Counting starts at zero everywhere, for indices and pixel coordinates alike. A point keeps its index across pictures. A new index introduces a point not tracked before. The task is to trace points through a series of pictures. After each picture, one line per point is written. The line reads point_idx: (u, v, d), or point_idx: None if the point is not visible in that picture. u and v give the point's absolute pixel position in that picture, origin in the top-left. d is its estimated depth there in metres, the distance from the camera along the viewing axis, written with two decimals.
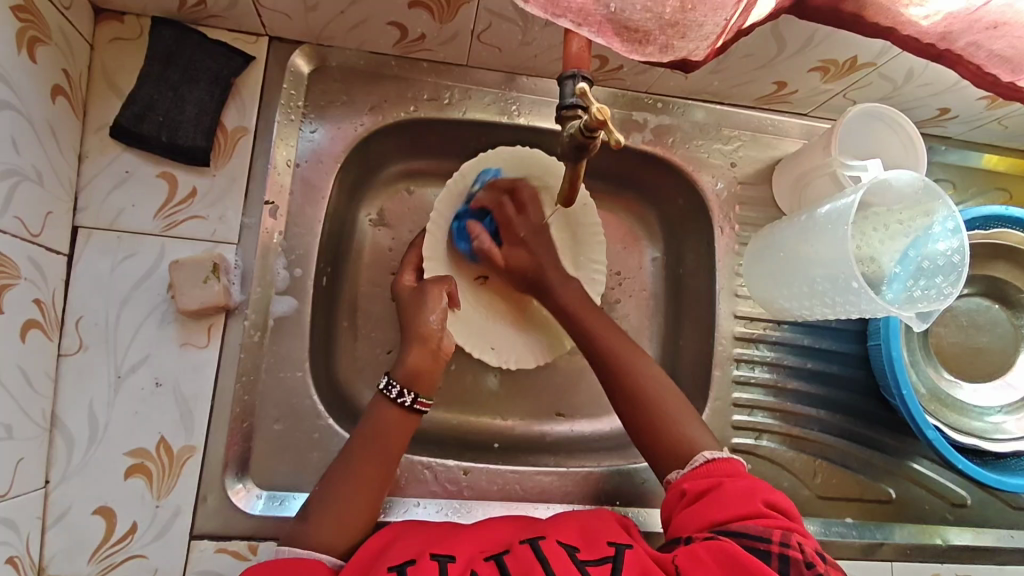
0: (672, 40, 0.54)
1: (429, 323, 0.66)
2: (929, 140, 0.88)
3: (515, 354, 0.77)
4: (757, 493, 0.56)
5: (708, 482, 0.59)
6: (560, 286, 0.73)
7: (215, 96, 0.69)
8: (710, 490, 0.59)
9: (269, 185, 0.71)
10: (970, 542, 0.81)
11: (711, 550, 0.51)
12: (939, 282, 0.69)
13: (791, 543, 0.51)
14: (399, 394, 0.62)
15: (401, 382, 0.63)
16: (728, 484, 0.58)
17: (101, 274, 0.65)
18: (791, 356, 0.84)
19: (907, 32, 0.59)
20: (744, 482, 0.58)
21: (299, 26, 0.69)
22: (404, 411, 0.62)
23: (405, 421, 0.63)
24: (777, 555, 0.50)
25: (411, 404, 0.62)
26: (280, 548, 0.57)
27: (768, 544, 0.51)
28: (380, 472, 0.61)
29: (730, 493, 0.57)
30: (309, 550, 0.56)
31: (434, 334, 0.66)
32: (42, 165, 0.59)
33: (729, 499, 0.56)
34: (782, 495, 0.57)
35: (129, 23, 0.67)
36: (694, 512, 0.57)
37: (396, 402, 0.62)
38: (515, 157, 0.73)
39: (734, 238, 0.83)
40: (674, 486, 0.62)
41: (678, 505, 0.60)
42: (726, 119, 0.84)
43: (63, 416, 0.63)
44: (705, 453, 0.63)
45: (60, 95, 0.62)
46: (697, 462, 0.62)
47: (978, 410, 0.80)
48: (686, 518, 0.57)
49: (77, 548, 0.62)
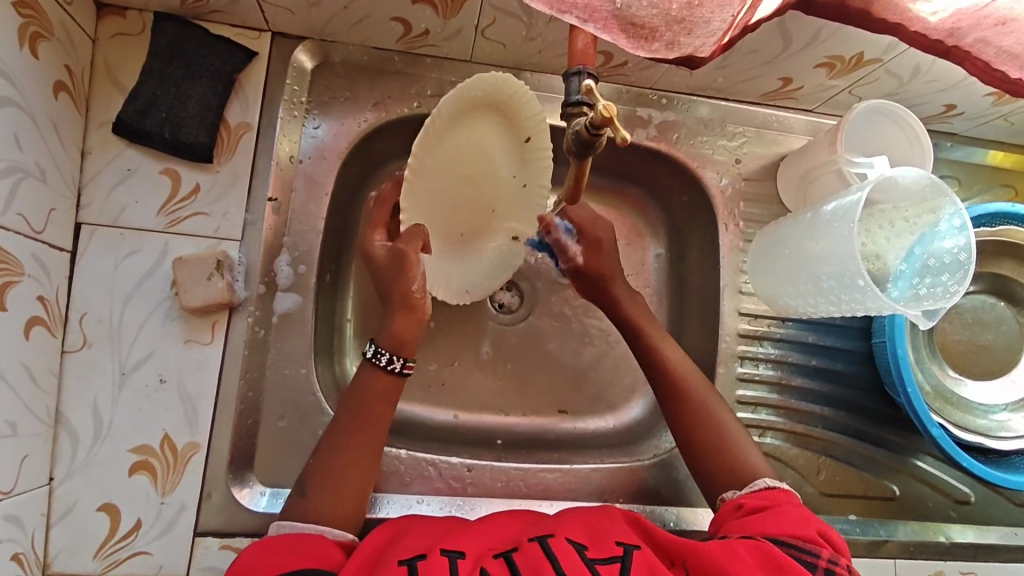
0: (679, 37, 0.54)
1: (413, 290, 0.63)
2: (935, 136, 0.88)
3: (480, 285, 0.76)
4: (815, 521, 0.56)
5: (768, 500, 0.59)
6: (625, 299, 0.74)
7: (218, 92, 0.69)
8: (766, 508, 0.58)
9: (272, 180, 0.70)
10: (973, 539, 0.81)
11: (750, 550, 0.51)
12: (945, 280, 0.68)
13: (840, 564, 0.52)
14: (388, 360, 0.62)
15: (388, 348, 0.63)
16: (788, 506, 0.58)
17: (104, 271, 0.65)
18: (795, 353, 0.83)
19: (913, 28, 0.59)
20: (802, 508, 0.58)
21: (302, 21, 0.68)
22: (395, 377, 0.63)
23: (392, 389, 0.63)
24: (823, 569, 0.51)
25: (399, 368, 0.63)
26: (279, 523, 0.56)
27: (816, 558, 0.52)
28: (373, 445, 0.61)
29: (789, 512, 0.57)
30: (313, 524, 0.56)
31: (422, 303, 0.64)
32: (45, 162, 0.59)
33: (784, 517, 0.56)
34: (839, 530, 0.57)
35: (132, 18, 0.67)
36: (746, 521, 0.57)
37: (384, 367, 0.62)
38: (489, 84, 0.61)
39: (739, 235, 0.83)
40: (732, 500, 0.62)
41: (733, 516, 0.60)
42: (731, 115, 0.84)
43: (68, 414, 0.63)
44: (765, 481, 0.63)
45: (63, 91, 0.61)
46: (758, 486, 0.62)
47: (983, 408, 0.80)
48: (737, 525, 0.57)
49: (82, 545, 0.62)
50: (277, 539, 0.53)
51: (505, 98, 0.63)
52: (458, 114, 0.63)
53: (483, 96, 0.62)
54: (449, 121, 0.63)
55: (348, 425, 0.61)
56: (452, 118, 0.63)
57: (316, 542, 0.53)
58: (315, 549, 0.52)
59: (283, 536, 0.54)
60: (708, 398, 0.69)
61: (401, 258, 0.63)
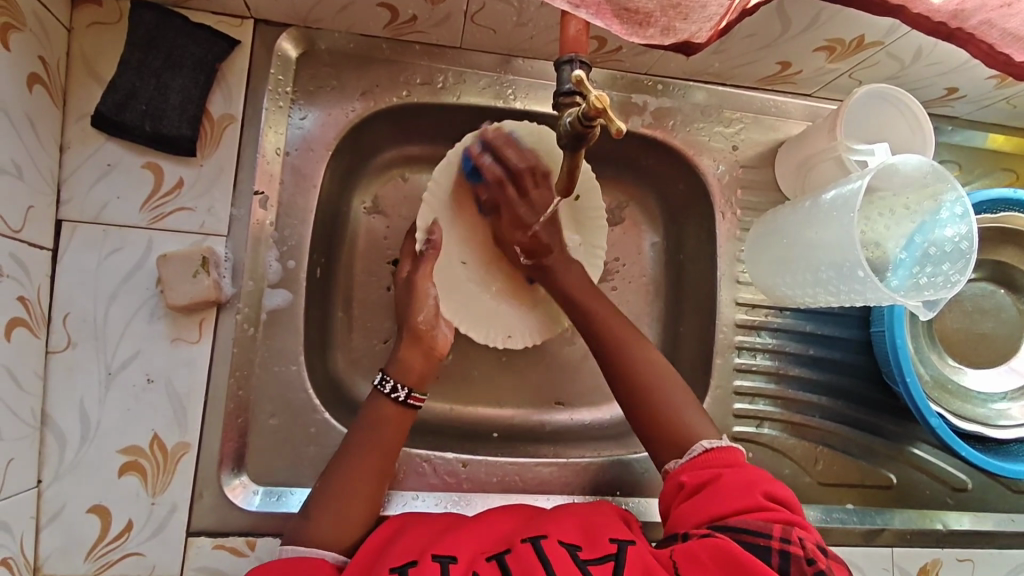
0: (673, 22, 0.53)
1: (419, 321, 0.68)
2: (936, 120, 0.86)
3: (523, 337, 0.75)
4: (758, 485, 0.56)
5: (708, 472, 0.59)
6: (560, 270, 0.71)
7: (199, 82, 0.66)
8: (709, 483, 0.58)
9: (258, 174, 0.68)
10: (970, 526, 0.81)
11: (706, 548, 0.51)
12: (946, 269, 0.66)
13: (792, 539, 0.51)
14: (392, 387, 0.64)
15: (394, 376, 0.64)
16: (729, 474, 0.58)
17: (87, 269, 0.63)
18: (792, 343, 0.83)
19: (917, 10, 0.57)
20: (743, 473, 0.58)
21: (285, 7, 0.66)
22: (400, 407, 0.63)
23: (400, 416, 0.63)
24: (777, 551, 0.51)
25: (405, 398, 0.63)
26: (282, 547, 0.57)
27: (768, 540, 0.51)
28: (380, 470, 0.61)
29: (731, 485, 0.56)
30: (317, 549, 0.56)
31: (427, 332, 0.68)
32: (22, 159, 0.57)
33: (729, 493, 0.56)
34: (781, 486, 0.57)
35: (108, 7, 0.65)
36: (694, 504, 0.57)
37: (390, 396, 0.63)
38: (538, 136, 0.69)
39: (736, 224, 0.82)
40: (672, 477, 0.61)
41: (677, 497, 0.60)
42: (728, 101, 0.82)
43: (54, 415, 0.61)
44: (704, 443, 0.62)
45: (37, 84, 0.59)
46: (696, 451, 0.61)
47: (982, 397, 0.79)
48: (686, 510, 0.57)
49: (73, 548, 0.61)
50: (273, 562, 0.54)
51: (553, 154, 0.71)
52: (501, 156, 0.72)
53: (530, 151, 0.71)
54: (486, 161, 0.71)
55: (362, 440, 0.62)
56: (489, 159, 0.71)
57: (311, 563, 0.53)
58: (306, 574, 0.52)
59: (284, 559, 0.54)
60: (647, 364, 0.66)
61: (411, 288, 0.69)
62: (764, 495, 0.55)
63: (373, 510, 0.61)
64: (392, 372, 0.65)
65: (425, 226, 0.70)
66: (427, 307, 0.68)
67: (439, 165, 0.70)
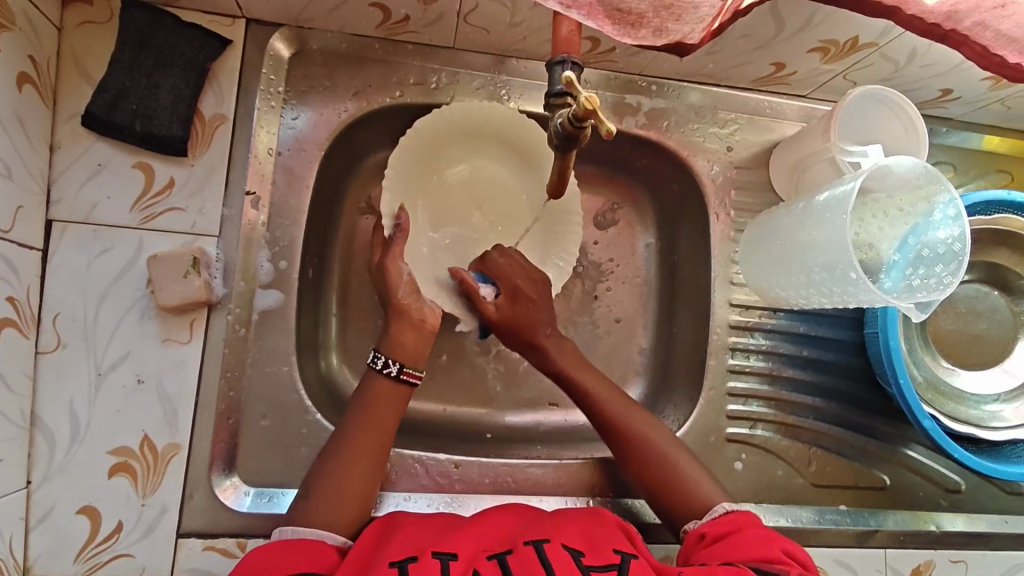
0: (666, 23, 0.52)
1: (400, 296, 0.68)
2: (930, 121, 0.86)
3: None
4: (778, 541, 0.57)
5: (730, 525, 0.60)
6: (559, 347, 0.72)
7: (191, 82, 0.66)
8: (730, 534, 0.58)
9: (250, 174, 0.68)
10: (965, 528, 0.80)
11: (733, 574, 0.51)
12: (940, 271, 0.67)
13: None
14: (384, 364, 0.64)
15: (386, 354, 0.64)
16: (750, 530, 0.58)
17: (78, 269, 0.63)
18: (786, 344, 0.82)
19: (910, 11, 0.57)
20: (763, 531, 0.58)
21: (277, 7, 0.66)
22: (391, 382, 0.64)
23: (394, 393, 0.64)
24: None
25: (397, 374, 0.64)
26: (280, 529, 0.56)
27: None
28: (376, 449, 0.61)
29: (753, 536, 0.57)
30: (314, 529, 0.56)
31: (410, 306, 0.67)
32: (11, 158, 0.57)
33: (750, 541, 0.56)
34: (800, 547, 0.57)
35: (99, 5, 0.64)
36: (713, 550, 0.57)
37: (383, 373, 0.64)
38: (471, 109, 0.72)
39: (730, 225, 0.82)
40: (693, 531, 0.61)
41: (698, 548, 0.59)
42: (722, 102, 0.81)
43: (44, 416, 0.61)
44: (725, 505, 0.63)
45: (27, 83, 0.59)
46: (718, 511, 0.62)
47: (975, 399, 0.79)
48: (706, 554, 0.57)
49: (61, 549, 0.60)
50: (272, 544, 0.53)
51: (492, 120, 0.73)
52: (450, 135, 0.74)
53: (469, 121, 0.73)
54: (432, 142, 0.73)
55: (359, 429, 0.61)
56: (436, 140, 0.73)
57: (316, 547, 0.53)
58: (310, 556, 0.52)
59: (280, 541, 0.54)
60: (659, 440, 0.68)
61: (383, 269, 0.69)
62: (784, 551, 0.56)
63: (371, 491, 0.60)
64: (384, 350, 0.65)
65: (390, 212, 0.71)
66: (402, 284, 0.68)
67: (398, 146, 0.71)
